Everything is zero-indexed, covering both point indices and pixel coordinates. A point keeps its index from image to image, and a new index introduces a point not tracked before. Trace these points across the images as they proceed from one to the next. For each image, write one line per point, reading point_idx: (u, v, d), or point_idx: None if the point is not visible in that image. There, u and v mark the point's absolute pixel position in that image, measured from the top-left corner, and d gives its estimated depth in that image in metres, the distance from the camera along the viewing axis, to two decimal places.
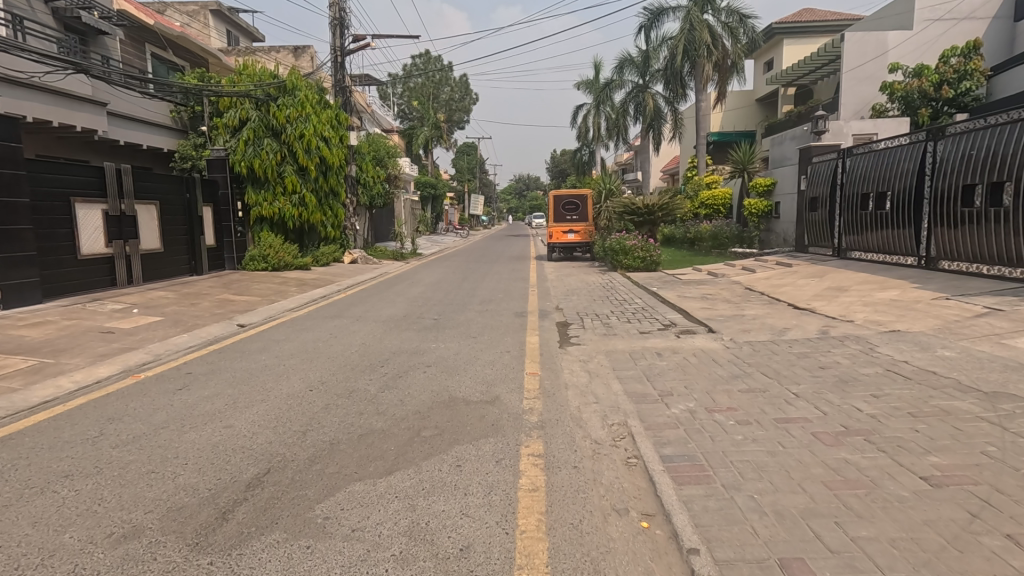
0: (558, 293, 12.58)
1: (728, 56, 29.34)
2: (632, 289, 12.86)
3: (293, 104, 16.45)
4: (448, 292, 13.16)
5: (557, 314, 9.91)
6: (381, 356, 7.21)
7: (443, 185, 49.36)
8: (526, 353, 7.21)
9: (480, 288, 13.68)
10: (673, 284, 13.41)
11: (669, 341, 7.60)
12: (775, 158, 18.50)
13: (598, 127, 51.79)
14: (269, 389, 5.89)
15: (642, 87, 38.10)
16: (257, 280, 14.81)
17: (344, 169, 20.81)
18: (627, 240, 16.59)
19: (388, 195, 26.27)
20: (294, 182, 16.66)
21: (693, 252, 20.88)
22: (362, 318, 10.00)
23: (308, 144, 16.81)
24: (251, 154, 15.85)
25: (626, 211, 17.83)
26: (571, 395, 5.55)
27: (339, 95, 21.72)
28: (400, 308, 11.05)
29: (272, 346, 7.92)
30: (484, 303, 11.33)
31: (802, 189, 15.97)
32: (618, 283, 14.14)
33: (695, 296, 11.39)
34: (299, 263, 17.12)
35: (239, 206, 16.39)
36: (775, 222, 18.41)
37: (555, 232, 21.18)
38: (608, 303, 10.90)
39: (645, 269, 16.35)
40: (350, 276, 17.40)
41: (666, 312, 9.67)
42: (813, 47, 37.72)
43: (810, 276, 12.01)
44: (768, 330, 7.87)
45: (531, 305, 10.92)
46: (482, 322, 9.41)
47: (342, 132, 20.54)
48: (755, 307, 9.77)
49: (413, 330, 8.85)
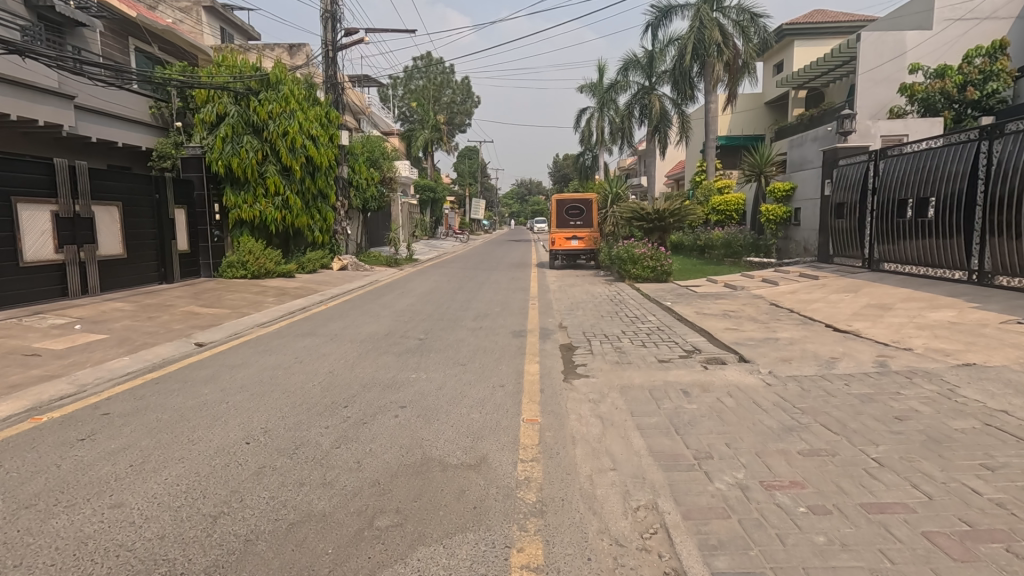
0: (561, 307, 11.34)
1: (739, 56, 28.12)
2: (642, 304, 11.62)
3: (277, 99, 15.24)
4: (440, 304, 11.93)
5: (560, 335, 8.63)
6: (348, 390, 5.96)
7: (444, 189, 48.19)
8: (524, 390, 5.93)
9: (474, 300, 12.44)
10: (687, 298, 12.16)
11: (696, 374, 6.34)
12: (795, 161, 17.27)
13: (602, 131, 50.66)
14: (195, 439, 4.64)
15: (648, 89, 36.99)
16: (233, 290, 13.61)
17: (334, 170, 19.67)
18: (635, 248, 15.33)
19: (383, 198, 25.06)
20: (277, 182, 15.48)
21: (704, 261, 19.63)
22: (338, 337, 8.77)
23: (293, 142, 15.63)
24: (229, 152, 14.61)
25: (634, 216, 16.57)
26: (580, 456, 4.27)
27: (330, 92, 20.57)
28: (383, 324, 9.81)
29: (223, 374, 6.68)
30: (479, 319, 10.09)
31: (826, 195, 14.71)
32: (626, 296, 12.90)
33: (716, 313, 10.13)
34: (281, 270, 15.93)
35: (217, 207, 15.18)
36: (794, 230, 17.17)
37: (557, 239, 19.92)
38: (617, 321, 9.66)
39: (655, 279, 15.09)
40: (337, 284, 16.23)
41: (685, 333, 8.42)
42: (824, 49, 36.55)
43: (843, 292, 10.74)
44: (812, 360, 6.62)
45: (531, 322, 9.66)
46: (473, 344, 8.16)
47: (332, 131, 19.42)
48: (788, 328, 8.50)
49: (393, 354, 7.60)
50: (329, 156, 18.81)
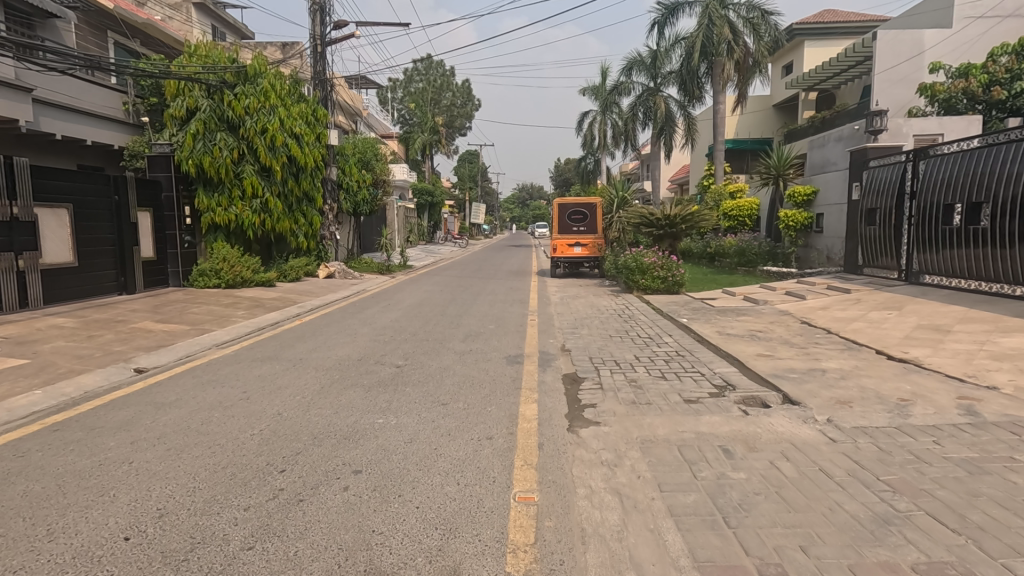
0: (564, 325, 10.04)
1: (750, 55, 26.86)
2: (655, 320, 10.31)
3: (254, 94, 14.04)
4: (427, 320, 10.63)
5: (563, 363, 7.33)
6: (291, 444, 4.67)
7: (443, 193, 47.05)
8: (517, 445, 4.63)
9: (467, 315, 11.18)
10: (704, 314, 10.85)
11: (735, 423, 5.01)
12: (816, 163, 16.01)
13: (603, 135, 49.54)
14: (56, 532, 3.34)
15: (652, 90, 35.79)
16: (201, 301, 12.34)
17: (320, 171, 18.54)
18: (644, 257, 14.04)
19: (376, 202, 23.76)
20: (255, 184, 14.25)
21: (715, 270, 18.38)
22: (302, 363, 7.49)
23: (272, 139, 14.43)
24: (201, 150, 13.30)
25: (643, 223, 15.26)
26: (594, 571, 2.96)
27: (318, 89, 19.40)
28: (359, 346, 8.51)
29: (145, 417, 5.38)
30: (470, 340, 8.80)
31: (854, 200, 13.43)
32: (636, 310, 11.59)
33: (741, 334, 8.82)
34: (259, 279, 14.65)
35: (188, 210, 13.89)
36: (815, 237, 15.88)
37: (558, 246, 18.64)
38: (629, 344, 8.36)
39: (665, 291, 13.83)
40: (320, 295, 15.01)
41: (709, 361, 7.12)
42: (835, 49, 35.36)
43: (885, 310, 9.45)
44: (877, 403, 5.30)
45: (529, 345, 8.35)
46: (460, 374, 6.85)
47: (319, 129, 18.30)
48: (833, 355, 7.20)
49: (361, 389, 6.29)
50: (315, 157, 17.70)
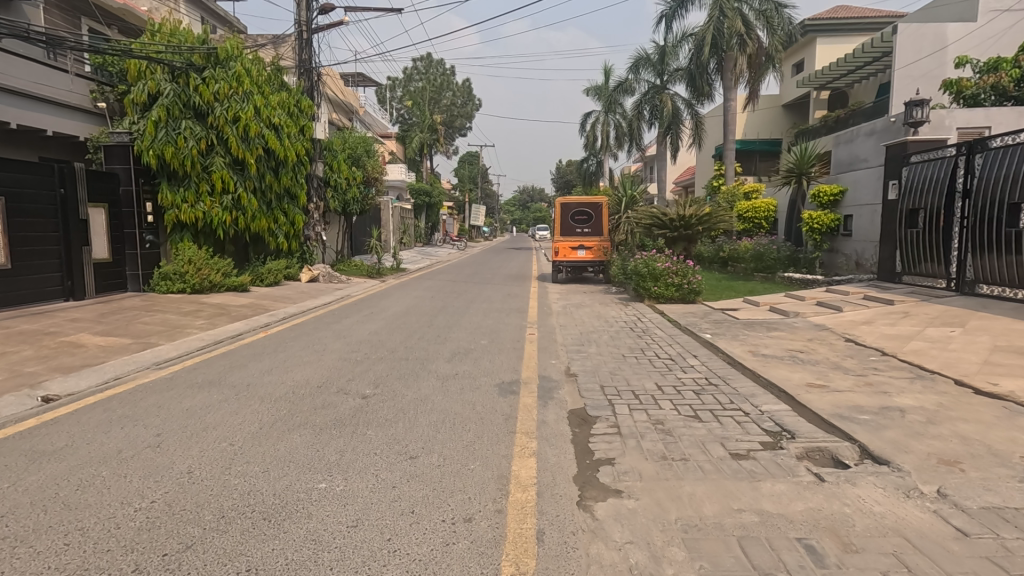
0: (567, 341, 8.65)
1: (763, 50, 25.48)
2: (673, 336, 8.92)
3: (225, 79, 12.74)
4: (411, 334, 9.24)
5: (570, 395, 5.94)
6: (185, 530, 3.28)
7: (441, 194, 45.76)
8: (509, 535, 3.23)
9: (457, 328, 9.80)
10: (728, 329, 9.46)
11: (810, 496, 3.62)
12: (843, 160, 14.65)
13: (605, 136, 48.22)
14: None
15: (658, 87, 34.48)
16: (159, 309, 10.97)
17: (305, 166, 17.24)
18: (657, 261, 12.67)
19: (369, 201, 22.40)
20: (225, 178, 12.92)
21: (730, 276, 17.04)
22: (249, 391, 6.10)
23: (245, 129, 13.10)
24: (163, 139, 11.91)
25: (654, 224, 13.87)
26: None
27: (303, 78, 18.14)
28: (324, 367, 7.13)
29: (6, 475, 3.99)
30: (456, 360, 7.42)
31: (891, 199, 12.06)
32: (649, 323, 10.18)
33: (779, 354, 7.43)
34: (230, 283, 13.33)
35: (150, 207, 12.50)
36: (842, 241, 14.51)
37: (560, 248, 17.20)
38: (646, 367, 6.97)
39: (680, 300, 12.48)
40: (299, 301, 13.70)
41: (750, 394, 5.73)
42: (849, 47, 34.07)
43: (946, 328, 8.08)
44: (998, 466, 3.91)
45: (527, 368, 6.96)
46: (439, 409, 5.46)
47: (303, 121, 17.00)
48: (904, 386, 5.82)
49: (310, 431, 4.91)
50: (298, 151, 16.41)
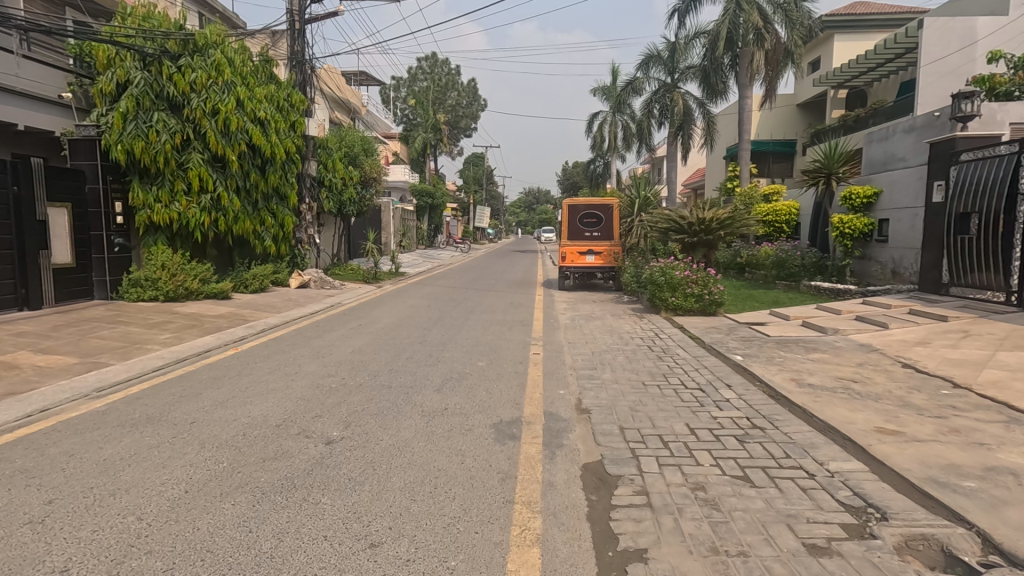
0: (577, 364, 7.50)
1: (782, 46, 24.18)
2: (698, 358, 7.75)
3: (203, 67, 11.73)
4: (399, 353, 8.12)
5: (585, 442, 4.80)
6: None
7: (444, 195, 44.68)
8: None
9: (451, 345, 8.68)
10: (761, 349, 8.29)
11: None
12: (878, 158, 13.46)
13: (612, 137, 47.10)
14: None
15: (670, 86, 33.29)
16: (124, 320, 9.92)
17: (297, 165, 16.23)
18: (674, 269, 11.51)
19: (366, 202, 21.38)
20: (203, 176, 11.90)
21: (751, 284, 15.89)
22: (190, 431, 5.01)
23: (225, 123, 12.10)
24: (132, 132, 10.88)
25: (671, 228, 12.66)
26: None
27: (295, 72, 17.14)
28: (289, 398, 6.01)
29: None
30: (447, 389, 6.29)
31: (938, 202, 10.87)
32: (669, 340, 9.02)
33: (830, 385, 6.24)
34: (210, 290, 12.34)
35: (120, 207, 11.49)
36: (876, 248, 13.31)
37: (568, 253, 16.08)
38: (673, 402, 5.81)
39: (699, 312, 11.33)
40: (284, 310, 12.66)
41: (809, 444, 4.57)
42: (867, 44, 32.78)
43: (1022, 352, 6.89)
44: None
45: (530, 402, 5.80)
46: (418, 464, 4.34)
47: (295, 117, 16.03)
48: (1002, 435, 4.64)
49: (248, 497, 3.79)
50: (288, 148, 15.42)
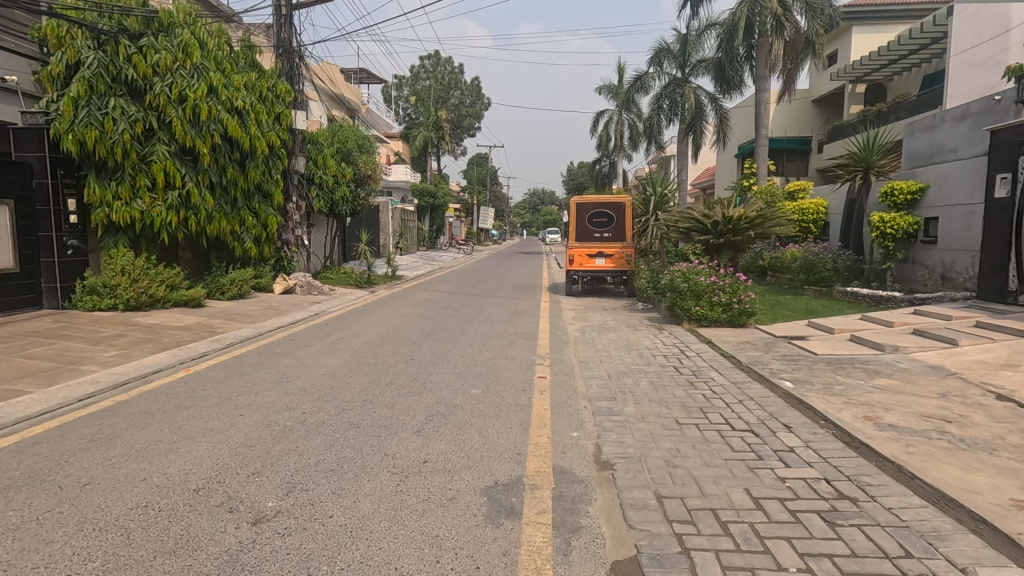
0: (592, 394, 6.15)
1: (803, 35, 22.76)
2: (738, 385, 6.38)
3: (167, 48, 10.44)
4: (378, 378, 6.82)
5: (612, 522, 3.47)
6: None
7: (447, 195, 43.47)
8: None
9: (442, 367, 7.36)
10: (811, 371, 6.91)
11: None
12: (923, 150, 12.07)
13: (618, 136, 45.76)
14: None
15: (680, 80, 31.95)
16: (70, 333, 8.67)
17: (282, 160, 15.02)
18: (699, 274, 10.16)
19: (361, 201, 20.12)
20: (169, 171, 10.63)
21: (778, 290, 14.56)
22: (75, 500, 3.72)
23: (194, 112, 10.88)
24: (84, 120, 9.59)
25: (695, 228, 11.25)
26: None
27: (281, 60, 15.89)
28: (226, 445, 4.71)
29: None
30: (430, 433, 4.98)
31: (1003, 197, 9.52)
32: (697, 359, 7.68)
33: (919, 427, 4.88)
34: (178, 297, 11.10)
35: (74, 205, 10.23)
36: (920, 250, 11.97)
37: (576, 256, 14.79)
38: (721, 453, 4.47)
39: (727, 322, 10.01)
40: (262, 319, 11.39)
41: (931, 533, 3.23)
42: (887, 36, 31.30)
43: None
44: None
45: (535, 455, 4.47)
46: (373, 565, 3.02)
47: (280, 108, 14.80)
48: None
49: None
50: (272, 142, 14.22)
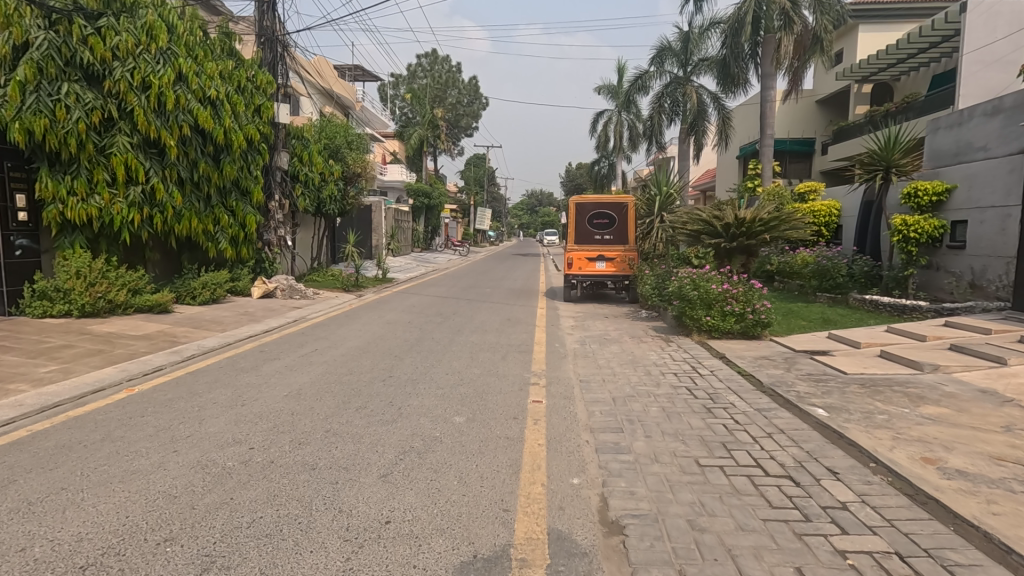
0: (594, 424, 5.26)
1: (812, 31, 21.96)
2: (764, 413, 5.50)
3: (127, 30, 9.54)
4: (347, 401, 5.93)
5: None
6: None
7: (442, 195, 42.55)
8: None
9: (422, 387, 6.47)
10: (844, 395, 6.03)
11: None
12: (953, 150, 11.22)
13: (618, 136, 44.95)
14: None
15: (681, 79, 31.16)
16: (9, 344, 7.77)
17: (262, 156, 14.16)
18: (709, 281, 9.28)
19: (349, 200, 19.21)
20: (131, 164, 9.75)
21: (791, 298, 13.69)
22: None
23: (159, 101, 10.02)
24: (31, 106, 8.62)
25: (705, 231, 10.33)
26: None
27: (264, 50, 14.99)
28: (142, 494, 3.81)
29: None
30: (397, 479, 4.09)
31: None
32: (712, 378, 6.81)
33: (993, 475, 4.01)
34: (141, 302, 10.22)
35: (23, 200, 9.35)
36: (944, 255, 11.14)
37: (575, 259, 13.93)
38: (756, 510, 3.59)
39: (739, 334, 9.14)
40: (233, 327, 10.48)
41: None
42: (894, 35, 30.53)
43: None
44: None
45: (525, 515, 3.57)
46: None
47: (260, 100, 13.93)
48: None
49: None
50: (251, 136, 13.35)
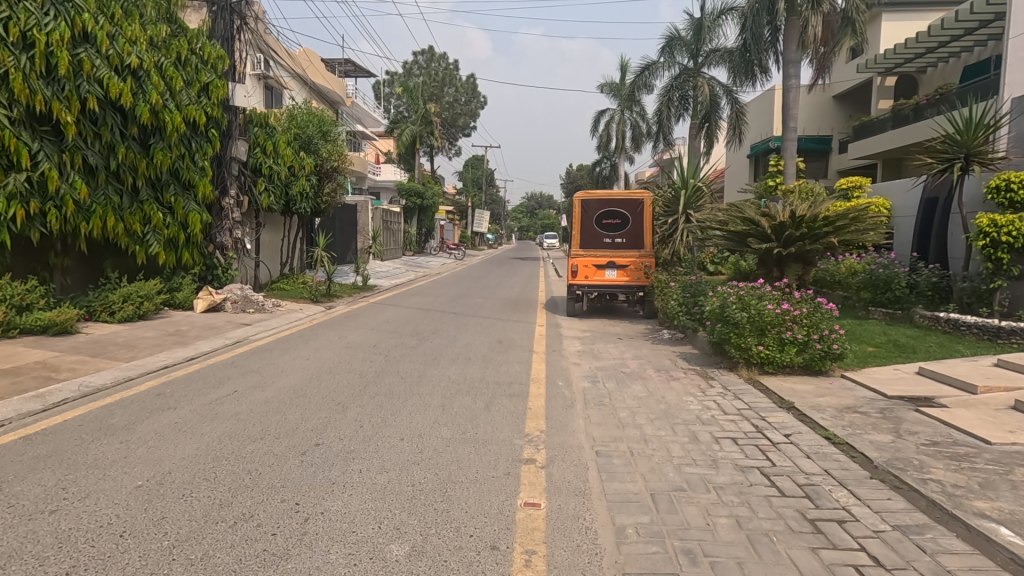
0: (630, 568, 3.03)
1: (844, 11, 19.77)
2: (911, 539, 3.26)
3: None
4: (225, 503, 3.70)
5: None
6: None
7: (437, 196, 40.27)
8: None
9: (356, 472, 4.24)
10: (1022, 493, 3.76)
11: None
12: None
13: (622, 134, 42.73)
14: None
15: (692, 71, 28.98)
16: None
17: (211, 143, 12.02)
18: (763, 300, 7.02)
19: (323, 198, 16.94)
20: (8, 143, 7.67)
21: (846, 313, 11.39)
22: None
23: (46, 64, 8.00)
24: None
25: (751, 233, 7.96)
26: None
27: (216, 20, 12.79)
28: None
29: None
30: None
31: None
32: (790, 451, 4.58)
33: None
34: (28, 320, 8.05)
35: None
36: None
37: (580, 266, 11.78)
38: None
39: (799, 369, 6.92)
40: (147, 352, 8.23)
41: None
42: (921, 23, 28.34)
43: None
44: None
45: None
46: None
47: (208, 78, 11.78)
48: None
49: None
50: (193, 119, 11.23)
